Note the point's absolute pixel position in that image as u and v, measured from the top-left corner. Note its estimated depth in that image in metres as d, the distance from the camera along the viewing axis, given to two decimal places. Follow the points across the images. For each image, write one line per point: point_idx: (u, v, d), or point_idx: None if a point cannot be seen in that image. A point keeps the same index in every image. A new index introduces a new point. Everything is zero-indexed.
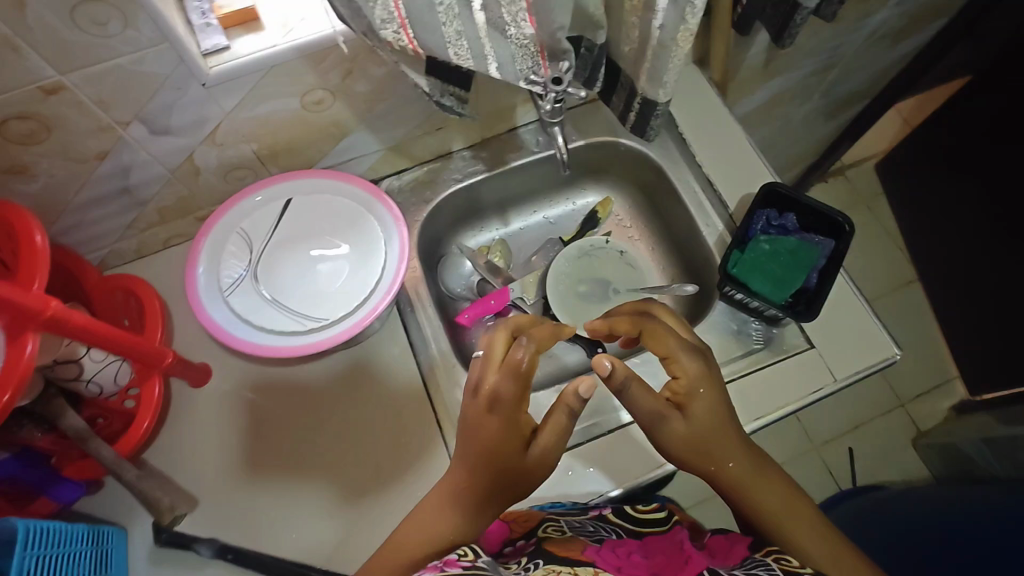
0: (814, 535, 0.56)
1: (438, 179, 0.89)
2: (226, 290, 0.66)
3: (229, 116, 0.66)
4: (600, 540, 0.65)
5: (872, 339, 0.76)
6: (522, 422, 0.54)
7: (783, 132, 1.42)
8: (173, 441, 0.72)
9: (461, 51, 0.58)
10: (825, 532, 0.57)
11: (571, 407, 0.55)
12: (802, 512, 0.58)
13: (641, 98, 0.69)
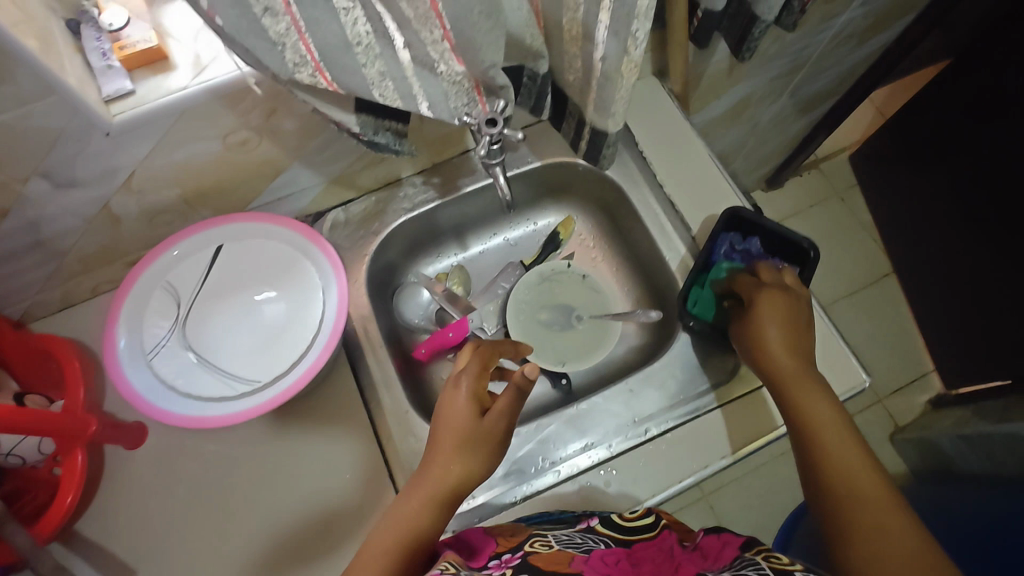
0: (877, 500, 0.53)
1: (388, 209, 0.84)
2: (149, 353, 0.61)
3: (144, 162, 0.60)
4: (586, 549, 0.57)
5: (840, 364, 0.77)
6: (481, 394, 0.60)
7: (754, 132, 1.38)
8: (106, 509, 0.68)
9: (387, 93, 0.53)
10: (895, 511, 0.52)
11: (519, 386, 0.59)
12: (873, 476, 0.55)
13: (590, 128, 0.65)
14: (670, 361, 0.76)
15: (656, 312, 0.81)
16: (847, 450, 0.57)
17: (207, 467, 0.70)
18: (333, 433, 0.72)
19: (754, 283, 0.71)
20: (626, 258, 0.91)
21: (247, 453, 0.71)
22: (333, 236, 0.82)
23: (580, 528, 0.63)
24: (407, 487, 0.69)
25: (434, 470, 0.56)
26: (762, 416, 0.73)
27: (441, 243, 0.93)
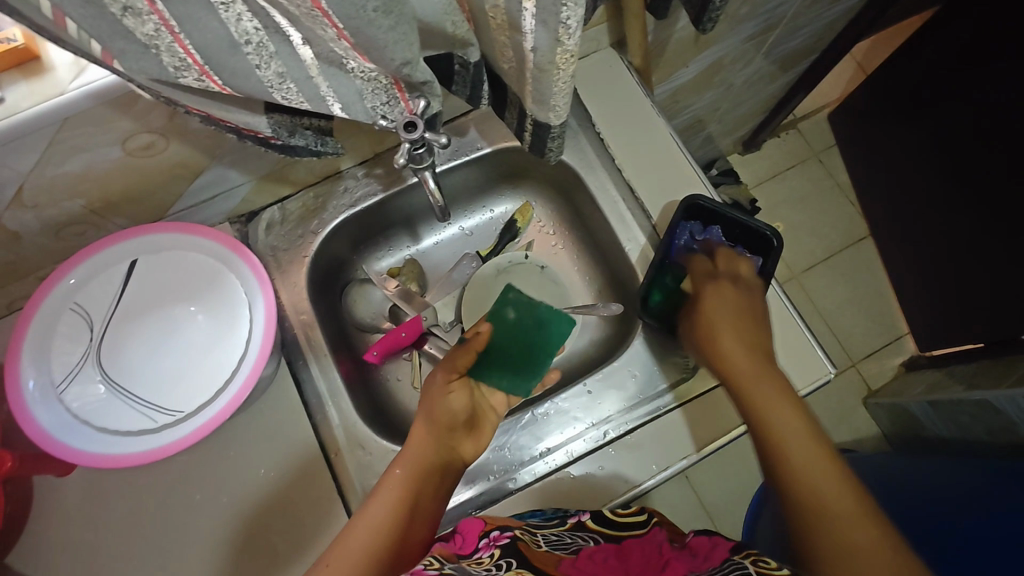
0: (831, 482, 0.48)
1: (328, 204, 0.78)
2: (60, 384, 0.56)
3: (32, 175, 0.54)
4: (574, 551, 0.58)
5: (804, 358, 0.70)
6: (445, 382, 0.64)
7: (728, 95, 1.31)
8: (40, 540, 0.64)
9: (290, 94, 0.47)
10: (858, 506, 0.47)
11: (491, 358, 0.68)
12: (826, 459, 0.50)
13: (532, 120, 0.59)
14: (629, 359, 0.73)
15: (617, 304, 0.79)
16: (798, 436, 0.52)
17: (144, 493, 0.67)
18: (276, 451, 0.69)
19: (716, 285, 0.66)
20: (586, 246, 0.87)
21: (186, 475, 0.67)
22: (269, 236, 0.76)
23: (570, 525, 0.62)
24: (357, 503, 0.67)
25: (376, 505, 0.55)
26: (723, 415, 0.70)
27: (391, 235, 0.88)
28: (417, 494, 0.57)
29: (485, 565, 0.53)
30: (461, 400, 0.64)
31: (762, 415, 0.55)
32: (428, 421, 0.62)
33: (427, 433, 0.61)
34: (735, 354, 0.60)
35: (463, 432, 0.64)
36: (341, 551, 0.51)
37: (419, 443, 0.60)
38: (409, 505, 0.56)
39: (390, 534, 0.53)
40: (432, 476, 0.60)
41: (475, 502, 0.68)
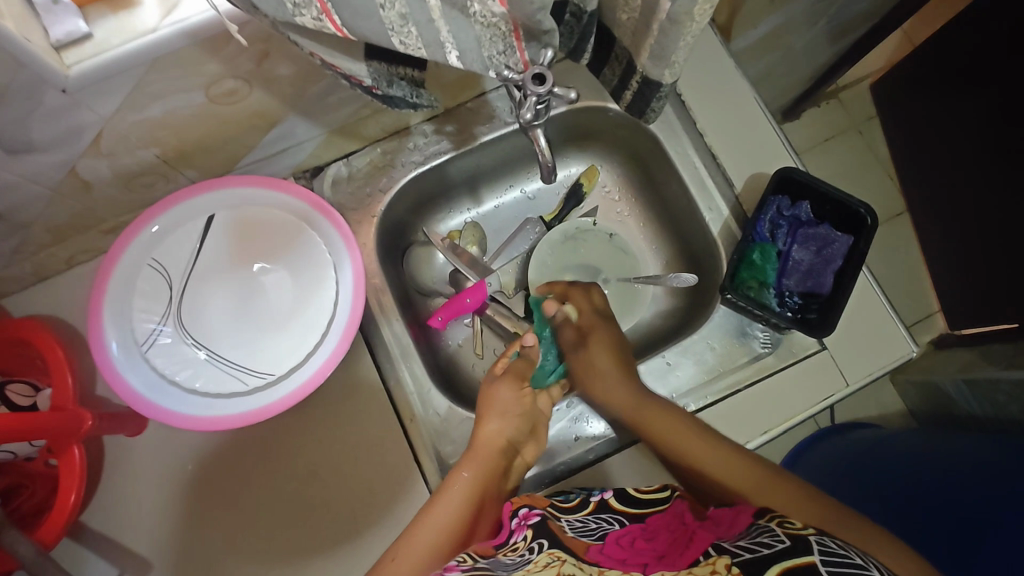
0: (736, 464, 0.57)
1: (396, 161, 0.74)
2: (144, 344, 0.54)
3: (113, 120, 0.50)
4: (600, 536, 0.55)
5: (886, 335, 0.69)
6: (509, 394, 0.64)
7: (788, 57, 1.16)
8: (114, 499, 0.63)
9: (408, 40, 0.43)
10: (759, 479, 0.55)
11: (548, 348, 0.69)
12: (745, 466, 0.57)
13: (641, 76, 0.55)
14: (707, 333, 0.71)
15: (690, 276, 0.76)
16: (721, 465, 0.58)
17: (219, 454, 0.65)
18: (352, 414, 0.68)
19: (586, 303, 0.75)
20: (656, 213, 0.84)
21: (262, 435, 0.66)
22: (336, 193, 0.73)
23: (592, 507, 0.62)
24: (433, 470, 0.65)
25: (447, 498, 0.56)
26: (804, 393, 0.68)
27: (453, 197, 0.84)
28: (484, 494, 0.58)
29: (519, 548, 0.52)
30: (523, 407, 0.65)
31: (687, 455, 0.60)
32: (501, 425, 0.63)
33: (497, 437, 0.62)
34: (670, 435, 0.62)
35: (526, 437, 0.65)
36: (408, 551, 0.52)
37: (487, 443, 0.61)
38: (476, 505, 0.57)
39: (453, 535, 0.54)
40: (498, 478, 0.61)
41: (555, 472, 0.69)
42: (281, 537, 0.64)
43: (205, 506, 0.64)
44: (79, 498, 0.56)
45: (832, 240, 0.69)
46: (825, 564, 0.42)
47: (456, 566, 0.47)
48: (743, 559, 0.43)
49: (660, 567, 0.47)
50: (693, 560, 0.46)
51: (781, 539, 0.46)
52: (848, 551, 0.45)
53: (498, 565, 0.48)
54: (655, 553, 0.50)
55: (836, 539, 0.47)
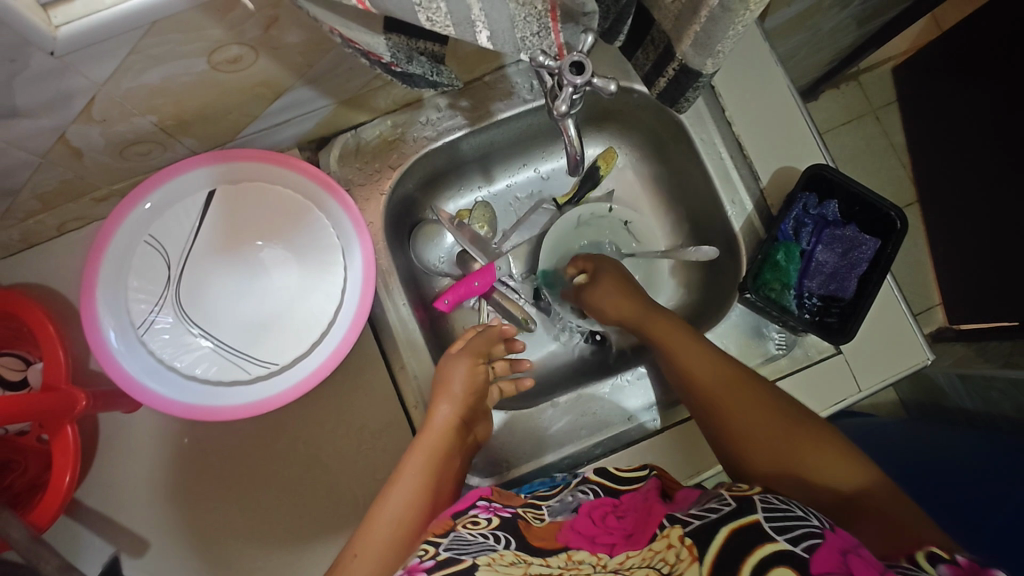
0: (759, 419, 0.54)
1: (407, 135, 0.70)
2: (141, 328, 0.52)
3: (106, 86, 0.46)
4: (573, 509, 0.55)
5: (904, 342, 0.68)
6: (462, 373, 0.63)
7: (811, 40, 1.09)
8: (109, 476, 0.62)
9: (436, 16, 0.38)
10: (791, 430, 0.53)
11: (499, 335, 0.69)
12: (780, 416, 0.54)
13: (680, 64, 0.51)
14: (721, 331, 0.70)
15: (707, 248, 0.71)
16: (751, 412, 0.55)
17: (217, 435, 0.64)
18: (354, 400, 0.65)
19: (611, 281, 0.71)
20: (674, 201, 0.81)
21: (263, 417, 0.64)
22: (343, 167, 0.69)
23: (573, 485, 0.60)
24: None
25: (401, 484, 0.57)
26: (816, 397, 0.67)
27: (464, 174, 0.80)
28: (434, 475, 0.58)
29: (478, 529, 0.52)
30: (461, 384, 0.62)
31: (716, 397, 0.57)
32: (444, 403, 0.61)
33: (442, 420, 0.60)
34: (698, 370, 0.59)
35: (478, 411, 0.64)
36: (369, 543, 0.53)
37: (435, 423, 0.60)
38: (433, 480, 0.58)
39: (407, 526, 0.55)
40: (452, 455, 0.60)
41: (558, 464, 0.68)
42: (280, 520, 0.63)
43: (202, 485, 0.63)
44: (74, 479, 0.54)
45: (860, 243, 0.66)
46: (768, 521, 0.42)
47: (422, 564, 0.46)
48: (694, 529, 0.43)
49: (626, 547, 0.47)
50: (652, 535, 0.46)
51: (727, 502, 0.45)
52: (790, 505, 0.44)
53: (463, 550, 0.48)
54: (624, 533, 0.50)
55: (780, 497, 0.46)
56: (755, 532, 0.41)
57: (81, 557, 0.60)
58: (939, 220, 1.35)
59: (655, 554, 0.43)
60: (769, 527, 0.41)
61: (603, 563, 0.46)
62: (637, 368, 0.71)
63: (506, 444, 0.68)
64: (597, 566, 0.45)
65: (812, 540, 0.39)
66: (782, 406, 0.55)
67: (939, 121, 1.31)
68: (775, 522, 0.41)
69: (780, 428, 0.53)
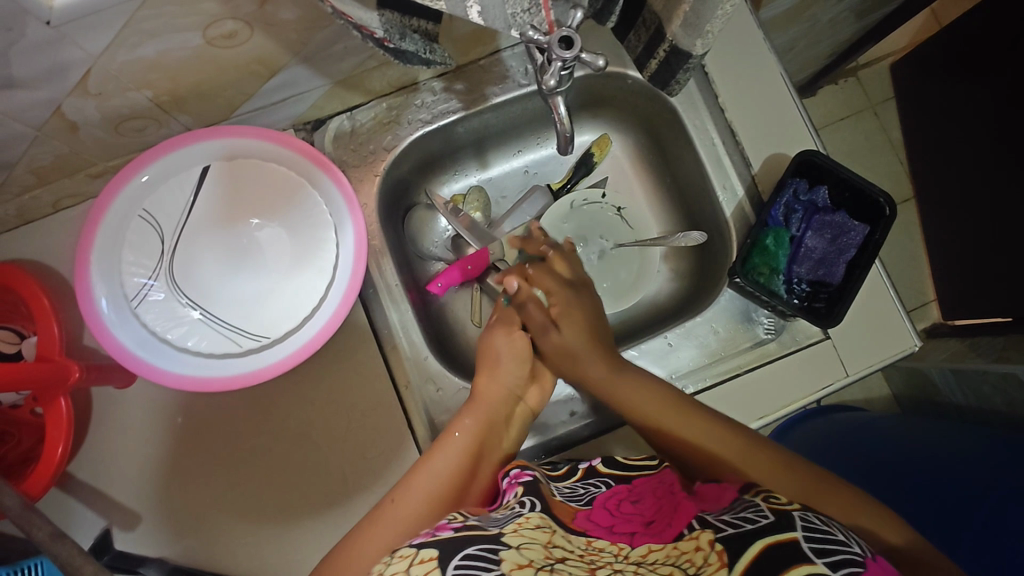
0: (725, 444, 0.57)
1: (402, 118, 0.71)
2: (134, 300, 0.53)
3: (101, 58, 0.46)
4: (588, 501, 0.56)
5: (891, 328, 0.68)
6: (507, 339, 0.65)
7: (808, 34, 1.09)
8: (102, 450, 0.62)
9: None
10: (755, 454, 0.55)
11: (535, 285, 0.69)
12: (739, 445, 0.56)
13: (670, 45, 0.52)
14: (711, 315, 0.70)
15: (697, 233, 0.74)
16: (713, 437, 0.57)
17: (210, 412, 0.64)
18: (345, 378, 0.66)
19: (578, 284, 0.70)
20: (667, 189, 0.82)
21: (255, 394, 0.65)
22: (338, 148, 0.70)
23: (581, 474, 0.61)
24: (426, 439, 0.65)
25: (443, 454, 0.57)
26: (804, 381, 0.68)
27: (458, 158, 0.80)
28: (477, 447, 0.59)
29: (509, 505, 0.52)
30: (511, 358, 0.65)
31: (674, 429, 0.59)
32: (490, 378, 0.63)
33: (490, 391, 0.63)
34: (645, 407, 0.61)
35: (527, 383, 0.65)
36: (406, 499, 0.54)
37: (484, 393, 0.62)
38: (472, 456, 0.59)
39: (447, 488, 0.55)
40: (498, 426, 0.62)
41: (548, 445, 0.68)
42: (271, 496, 0.63)
43: (195, 460, 0.63)
44: (67, 450, 0.55)
45: (849, 230, 0.67)
46: (807, 541, 0.42)
47: (449, 526, 0.47)
48: (726, 534, 0.43)
49: (646, 538, 0.48)
50: (678, 533, 0.47)
51: (764, 514, 0.45)
52: (830, 527, 0.45)
53: (489, 521, 0.48)
54: (643, 520, 0.51)
55: (818, 515, 0.46)
56: (791, 548, 0.41)
57: (73, 529, 0.61)
58: (934, 215, 1.36)
59: (681, 553, 0.44)
60: (808, 548, 0.41)
61: (625, 553, 0.46)
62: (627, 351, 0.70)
63: None
64: (620, 557, 0.45)
65: (852, 569, 0.39)
66: (733, 430, 0.57)
67: (934, 117, 1.32)
68: (814, 543, 0.42)
69: (743, 450, 0.56)
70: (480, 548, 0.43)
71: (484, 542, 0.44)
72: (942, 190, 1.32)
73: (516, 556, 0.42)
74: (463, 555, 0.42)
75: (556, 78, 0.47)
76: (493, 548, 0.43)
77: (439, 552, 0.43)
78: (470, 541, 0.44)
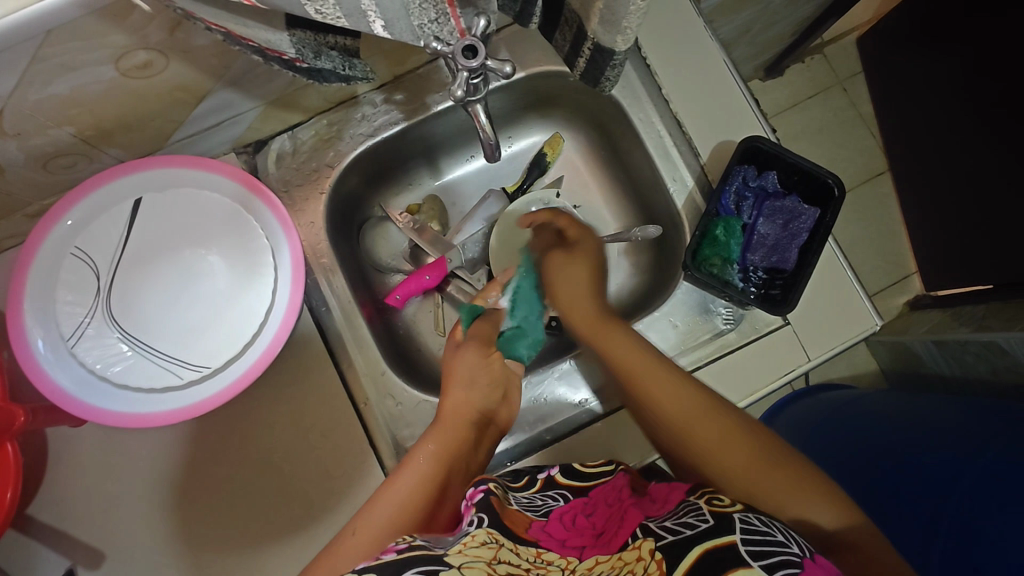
0: (723, 443, 0.53)
1: (343, 133, 0.70)
2: (71, 339, 0.52)
3: (12, 99, 0.46)
4: (545, 512, 0.54)
5: (851, 310, 0.68)
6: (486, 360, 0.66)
7: (763, 17, 1.08)
8: (60, 491, 0.62)
9: (326, 8, 0.38)
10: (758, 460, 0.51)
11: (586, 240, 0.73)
12: (743, 443, 0.52)
13: (593, 43, 0.51)
14: (669, 310, 0.70)
15: (654, 228, 0.73)
16: (712, 427, 0.54)
17: (169, 445, 0.64)
18: (303, 400, 0.65)
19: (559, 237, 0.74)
20: (622, 184, 0.81)
21: (213, 423, 0.64)
22: (281, 169, 0.69)
23: (539, 485, 0.60)
24: (389, 455, 0.64)
25: (406, 476, 0.56)
26: (767, 369, 0.67)
27: (409, 169, 0.80)
28: (449, 462, 0.58)
29: (465, 522, 0.50)
30: (487, 372, 0.66)
31: (677, 419, 0.56)
32: (465, 394, 0.63)
33: (463, 408, 0.62)
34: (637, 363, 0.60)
35: (495, 400, 0.65)
36: (367, 527, 0.51)
37: (452, 413, 0.62)
38: (440, 477, 0.57)
39: (417, 503, 0.54)
40: (465, 447, 0.60)
41: (511, 452, 0.68)
42: (236, 524, 0.63)
43: (157, 494, 0.63)
44: (18, 494, 0.54)
45: (799, 213, 0.67)
46: (745, 543, 0.40)
47: (395, 547, 0.44)
48: (666, 543, 0.42)
49: (595, 551, 0.47)
50: (623, 543, 0.46)
51: (704, 519, 0.44)
52: (769, 528, 0.43)
53: (438, 544, 0.47)
54: (594, 532, 0.50)
55: (761, 515, 0.45)
56: (723, 555, 0.39)
57: (36, 573, 0.60)
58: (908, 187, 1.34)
59: (624, 564, 0.43)
60: (745, 551, 0.39)
61: (573, 567, 0.46)
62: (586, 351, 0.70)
63: None
64: (566, 571, 0.45)
65: (791, 570, 0.37)
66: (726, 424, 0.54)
67: (900, 89, 1.31)
68: (752, 546, 0.40)
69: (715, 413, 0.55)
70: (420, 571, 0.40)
71: (430, 558, 0.43)
72: (913, 161, 1.31)
73: None
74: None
75: (465, 85, 0.47)
76: (434, 570, 0.41)
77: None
78: (409, 565, 0.41)
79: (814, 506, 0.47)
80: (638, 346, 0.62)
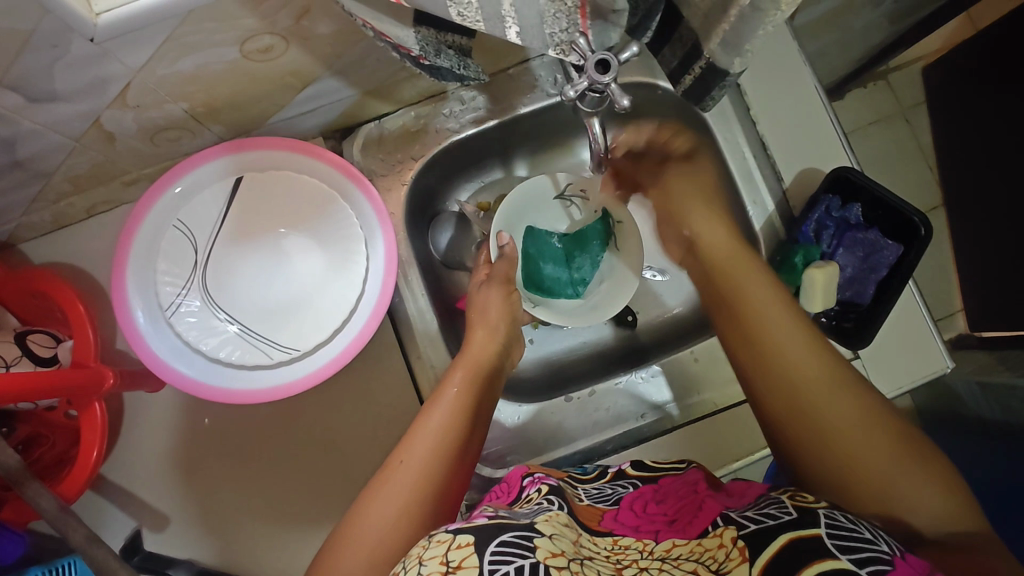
0: (846, 404, 0.46)
1: (430, 127, 0.71)
2: (168, 310, 0.56)
3: (140, 73, 0.46)
4: (616, 501, 0.53)
5: (922, 348, 0.67)
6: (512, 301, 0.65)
7: (841, 40, 1.05)
8: (129, 453, 0.64)
9: (467, 12, 0.38)
10: (871, 414, 0.46)
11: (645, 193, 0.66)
12: (834, 368, 0.48)
13: (707, 62, 0.51)
14: None
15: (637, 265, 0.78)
16: (760, 290, 0.55)
17: (237, 419, 0.65)
18: (371, 388, 0.66)
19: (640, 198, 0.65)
20: None
21: (281, 402, 0.65)
22: (365, 157, 0.70)
23: (609, 477, 0.58)
24: None
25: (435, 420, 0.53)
26: None
27: (482, 165, 0.79)
28: (476, 402, 0.56)
29: (533, 501, 0.49)
30: (498, 310, 0.64)
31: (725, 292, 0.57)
32: (483, 329, 0.62)
33: (483, 347, 0.61)
34: (726, 279, 0.58)
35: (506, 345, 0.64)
36: (373, 507, 0.47)
37: (474, 351, 0.61)
38: (458, 442, 0.53)
39: (444, 457, 0.51)
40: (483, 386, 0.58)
41: (570, 458, 0.68)
42: (297, 502, 0.64)
43: (223, 465, 0.64)
44: (101, 454, 0.56)
45: (881, 247, 0.66)
46: (831, 537, 0.38)
47: (482, 516, 0.44)
48: (748, 532, 0.41)
49: (672, 537, 0.45)
50: (703, 532, 0.44)
51: (787, 510, 0.42)
52: (855, 523, 0.40)
53: (519, 514, 0.45)
54: (666, 520, 0.47)
55: (846, 514, 0.42)
56: (814, 545, 0.38)
57: (104, 529, 0.62)
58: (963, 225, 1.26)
59: (704, 550, 0.42)
60: (831, 543, 0.38)
61: (649, 549, 0.44)
62: (651, 366, 0.71)
63: (521, 440, 0.69)
64: (644, 553, 0.43)
65: (879, 566, 0.36)
66: (834, 358, 0.49)
67: (959, 126, 1.25)
68: (838, 539, 0.38)
69: (802, 343, 0.50)
70: (516, 534, 0.39)
71: (517, 528, 0.41)
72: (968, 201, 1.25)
73: (551, 544, 0.39)
74: (499, 542, 0.39)
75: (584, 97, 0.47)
76: (527, 535, 0.40)
77: (475, 538, 0.39)
78: (505, 529, 0.40)
79: (935, 497, 0.42)
80: (779, 304, 0.54)
